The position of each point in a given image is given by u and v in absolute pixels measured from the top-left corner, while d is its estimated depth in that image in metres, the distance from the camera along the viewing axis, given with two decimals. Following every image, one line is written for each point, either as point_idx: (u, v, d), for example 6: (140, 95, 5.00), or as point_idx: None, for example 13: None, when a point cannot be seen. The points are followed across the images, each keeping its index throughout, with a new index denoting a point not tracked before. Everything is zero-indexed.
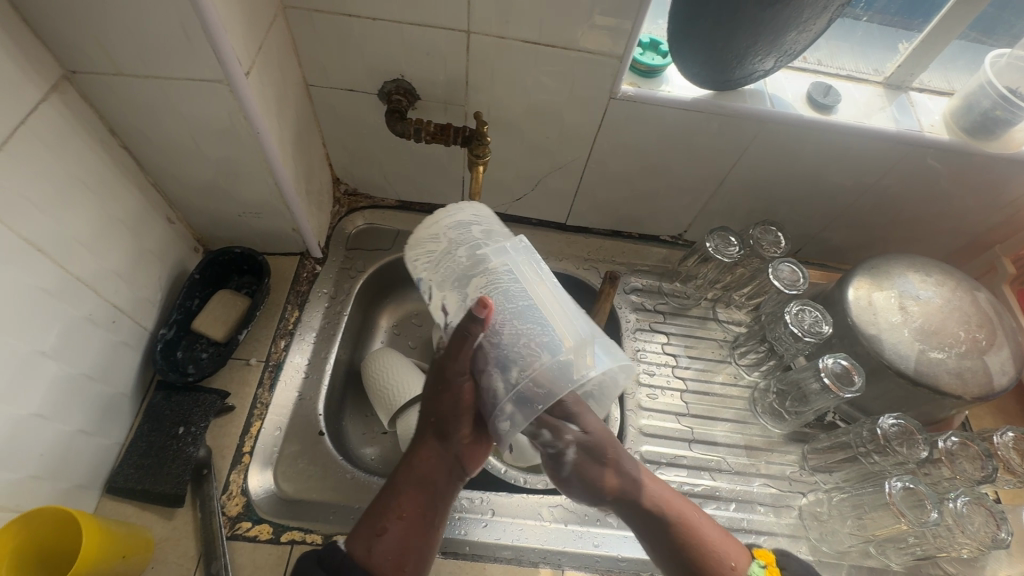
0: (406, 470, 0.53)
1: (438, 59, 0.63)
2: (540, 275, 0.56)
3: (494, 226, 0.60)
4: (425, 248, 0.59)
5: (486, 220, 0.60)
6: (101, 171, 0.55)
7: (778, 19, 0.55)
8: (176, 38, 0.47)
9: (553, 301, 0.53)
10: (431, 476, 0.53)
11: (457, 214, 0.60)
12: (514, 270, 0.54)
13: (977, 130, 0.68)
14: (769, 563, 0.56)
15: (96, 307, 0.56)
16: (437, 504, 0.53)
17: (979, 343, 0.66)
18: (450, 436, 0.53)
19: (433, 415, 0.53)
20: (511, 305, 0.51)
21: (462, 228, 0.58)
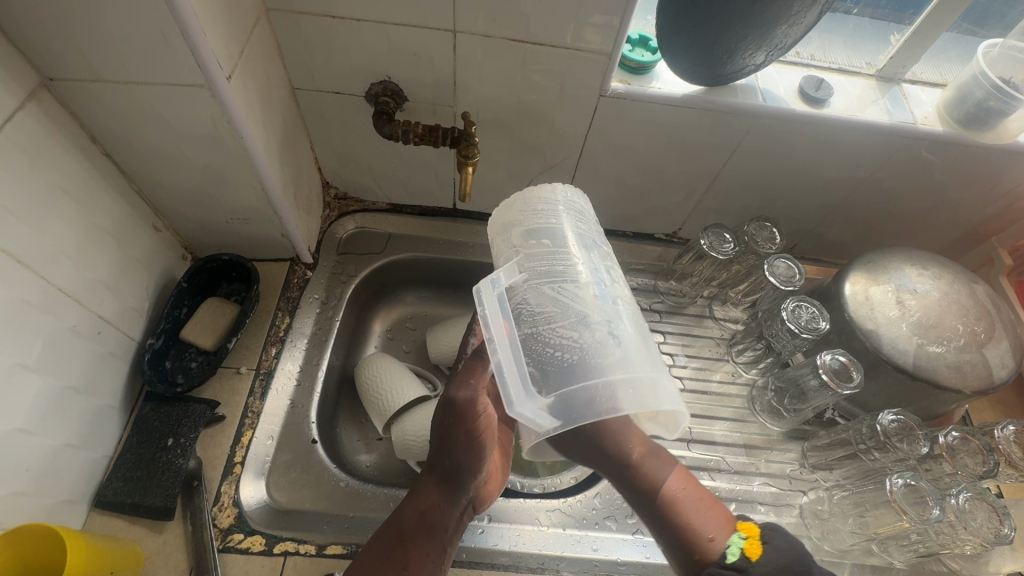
0: (414, 508, 0.53)
1: (425, 60, 0.63)
2: (618, 293, 0.49)
3: (590, 221, 0.55)
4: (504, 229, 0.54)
5: (583, 213, 0.55)
6: (84, 179, 0.54)
7: (767, 13, 0.54)
8: (155, 43, 0.46)
9: (618, 320, 0.46)
10: (444, 514, 0.53)
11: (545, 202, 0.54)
12: (587, 273, 0.48)
13: (970, 122, 0.67)
14: (751, 535, 0.51)
15: (81, 318, 0.55)
16: (442, 544, 0.52)
17: (978, 337, 0.66)
18: (461, 480, 0.54)
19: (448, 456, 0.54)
20: (559, 303, 0.45)
21: (558, 207, 0.53)
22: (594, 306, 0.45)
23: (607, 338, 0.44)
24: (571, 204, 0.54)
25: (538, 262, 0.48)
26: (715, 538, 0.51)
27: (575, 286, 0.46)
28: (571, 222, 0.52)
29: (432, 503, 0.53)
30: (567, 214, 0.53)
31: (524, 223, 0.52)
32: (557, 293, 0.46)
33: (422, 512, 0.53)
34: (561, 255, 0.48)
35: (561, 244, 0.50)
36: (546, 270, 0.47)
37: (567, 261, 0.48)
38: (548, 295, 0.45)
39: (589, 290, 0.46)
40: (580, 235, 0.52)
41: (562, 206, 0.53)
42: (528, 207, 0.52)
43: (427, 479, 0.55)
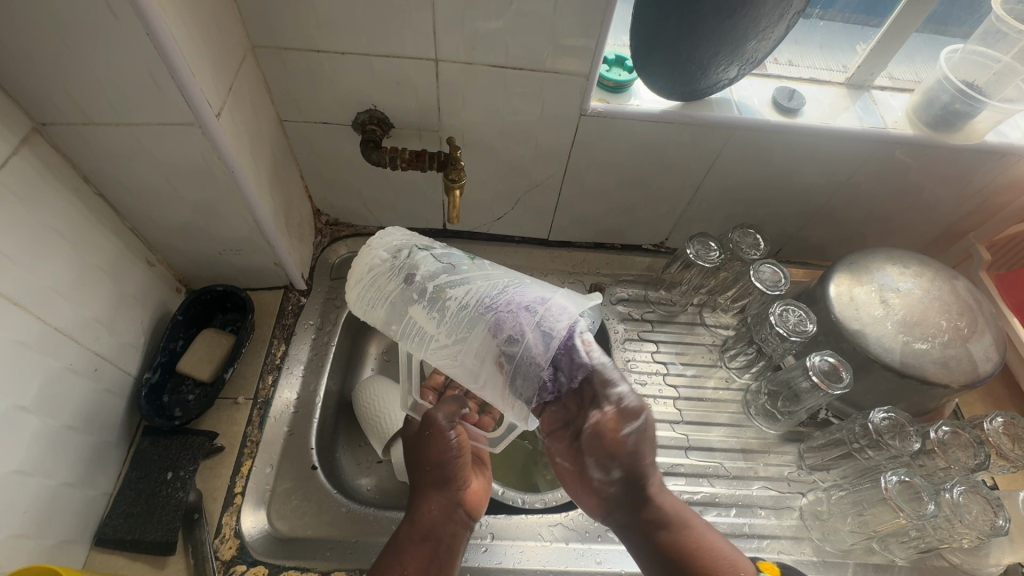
0: (410, 526, 0.54)
1: (409, 89, 0.64)
2: (490, 275, 0.52)
3: (414, 244, 0.54)
4: (372, 295, 0.51)
5: (407, 240, 0.54)
6: (76, 220, 0.55)
7: (737, 30, 0.57)
8: (146, 86, 0.47)
9: (517, 291, 0.50)
10: (438, 525, 0.54)
11: (382, 254, 0.52)
12: (453, 295, 0.49)
13: (939, 124, 0.70)
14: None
15: (77, 356, 0.55)
16: (443, 554, 0.53)
17: (961, 332, 0.67)
18: (448, 482, 0.57)
19: (428, 463, 0.57)
20: (482, 335, 0.47)
21: (382, 269, 0.52)
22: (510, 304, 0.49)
23: (535, 313, 0.48)
24: (397, 250, 0.53)
25: (441, 322, 0.48)
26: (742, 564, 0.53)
27: (468, 312, 0.48)
28: (403, 264, 0.51)
29: (428, 514, 0.55)
30: (396, 265, 0.51)
31: (393, 304, 0.50)
32: (466, 330, 0.47)
33: (419, 528, 0.54)
34: (447, 297, 0.49)
35: (410, 292, 0.50)
36: (432, 326, 0.48)
37: (434, 301, 0.49)
38: (494, 332, 0.47)
39: (482, 296, 0.49)
40: (428, 265, 0.51)
41: (385, 263, 0.52)
42: (381, 287, 0.51)
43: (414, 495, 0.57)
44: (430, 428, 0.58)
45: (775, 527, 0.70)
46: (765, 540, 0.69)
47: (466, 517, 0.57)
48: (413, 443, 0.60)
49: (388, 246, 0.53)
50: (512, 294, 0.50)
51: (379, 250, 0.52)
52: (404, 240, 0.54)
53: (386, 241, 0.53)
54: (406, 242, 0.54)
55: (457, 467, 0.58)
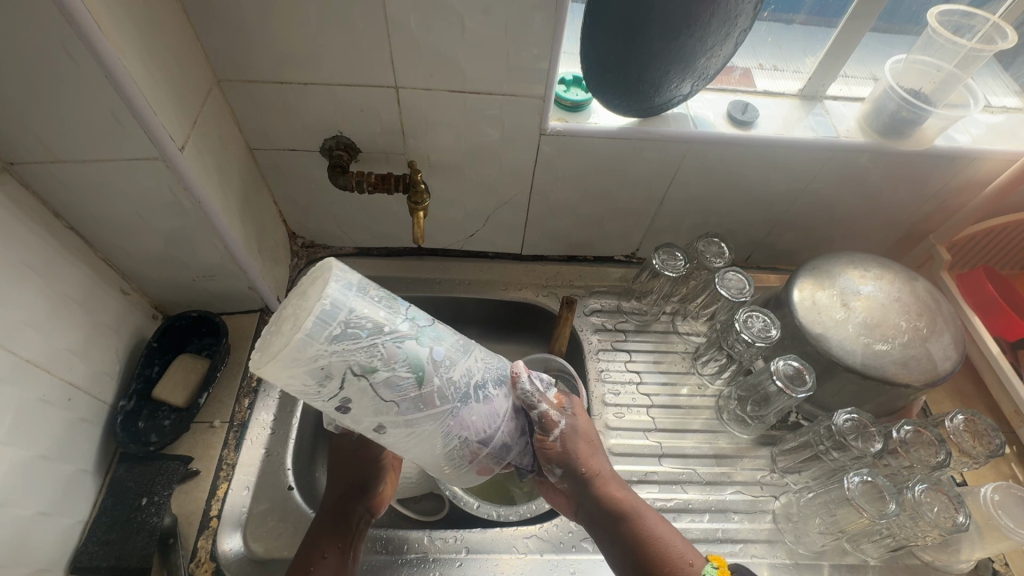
0: (324, 517, 0.57)
1: (373, 115, 0.67)
2: (446, 393, 0.46)
3: (349, 366, 0.41)
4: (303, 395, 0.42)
5: (340, 357, 0.40)
6: (48, 253, 0.56)
7: (684, 48, 0.59)
8: (108, 125, 0.49)
9: (461, 419, 0.48)
10: (350, 517, 0.57)
11: (322, 351, 0.40)
12: (391, 429, 0.46)
13: (889, 131, 0.72)
14: (721, 564, 0.52)
15: (51, 387, 0.56)
16: (353, 541, 0.56)
17: (921, 332, 0.69)
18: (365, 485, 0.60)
19: (353, 466, 0.61)
20: (418, 449, 0.49)
21: (322, 373, 0.40)
22: (453, 431, 0.48)
23: (473, 438, 0.50)
24: (328, 374, 0.41)
25: (380, 435, 0.47)
26: (693, 563, 0.51)
27: (408, 442, 0.47)
28: (336, 394, 0.42)
29: (336, 517, 0.57)
30: (327, 390, 0.42)
31: (330, 410, 0.44)
32: (405, 443, 0.48)
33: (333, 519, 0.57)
34: (392, 423, 0.45)
35: (353, 406, 0.43)
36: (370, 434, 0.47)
37: (377, 423, 0.45)
38: (430, 451, 0.49)
39: (430, 423, 0.46)
40: (378, 382, 0.42)
41: (312, 387, 0.41)
42: (317, 393, 0.42)
43: (332, 490, 0.60)
44: (362, 443, 0.61)
45: (748, 531, 0.71)
46: (740, 545, 0.70)
47: (371, 521, 0.60)
48: (346, 454, 0.61)
49: (315, 366, 0.40)
50: (461, 418, 0.48)
51: (303, 371, 0.40)
52: (352, 327, 0.40)
53: (312, 356, 0.39)
54: (343, 360, 0.40)
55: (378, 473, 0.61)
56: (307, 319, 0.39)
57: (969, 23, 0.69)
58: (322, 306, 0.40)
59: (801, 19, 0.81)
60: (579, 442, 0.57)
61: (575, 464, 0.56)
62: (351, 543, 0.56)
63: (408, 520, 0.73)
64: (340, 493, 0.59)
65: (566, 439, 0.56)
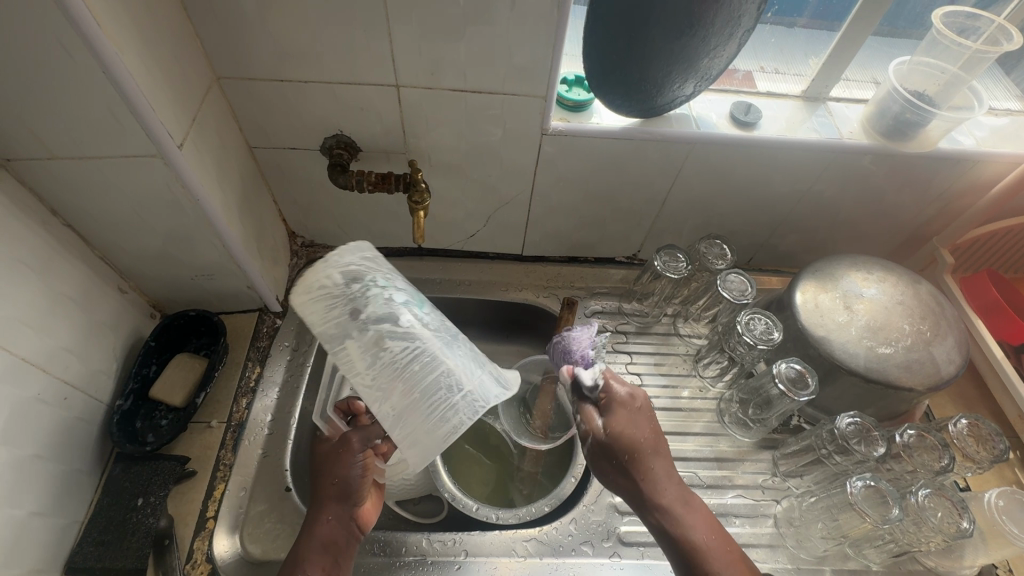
0: (307, 538, 0.55)
1: (374, 114, 0.66)
2: (437, 329, 0.52)
3: (368, 277, 0.51)
4: (326, 305, 0.49)
5: (362, 270, 0.51)
6: (45, 251, 0.56)
7: (687, 48, 0.59)
8: (106, 121, 0.49)
9: (445, 356, 0.50)
10: (335, 536, 0.55)
11: (349, 261, 0.51)
12: (388, 346, 0.48)
13: (892, 133, 0.72)
14: None
15: (46, 387, 0.56)
16: (340, 560, 0.55)
17: (924, 335, 0.68)
18: (348, 497, 0.57)
19: (335, 478, 0.57)
20: (405, 381, 0.47)
21: (345, 281, 0.50)
22: (441, 361, 0.49)
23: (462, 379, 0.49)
24: (332, 291, 0.49)
25: (373, 358, 0.47)
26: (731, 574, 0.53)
27: (387, 381, 0.47)
28: (336, 316, 0.48)
29: (325, 527, 0.55)
30: (327, 311, 0.49)
31: (340, 324, 0.48)
32: (392, 372, 0.47)
33: (317, 539, 0.54)
34: (391, 339, 0.48)
35: (361, 317, 0.48)
36: (363, 360, 0.47)
37: (376, 338, 0.48)
38: (415, 384, 0.47)
39: (420, 344, 0.49)
40: (388, 298, 0.50)
41: (315, 309, 0.49)
42: (338, 300, 0.49)
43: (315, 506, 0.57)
44: (342, 444, 0.58)
45: (750, 536, 0.70)
46: (742, 549, 0.69)
47: (359, 534, 0.58)
48: (327, 454, 0.59)
49: (324, 283, 0.50)
50: (445, 351, 0.50)
51: (314, 288, 0.49)
52: (373, 260, 0.54)
53: (329, 271, 0.50)
54: (345, 278, 0.50)
55: (361, 484, 0.58)
56: (347, 243, 0.53)
57: (974, 24, 0.69)
58: (357, 244, 0.54)
59: (802, 23, 0.80)
60: (631, 436, 0.59)
61: (625, 454, 0.58)
62: (337, 560, 0.55)
63: (407, 522, 0.73)
64: (323, 509, 0.56)
65: (620, 429, 0.59)
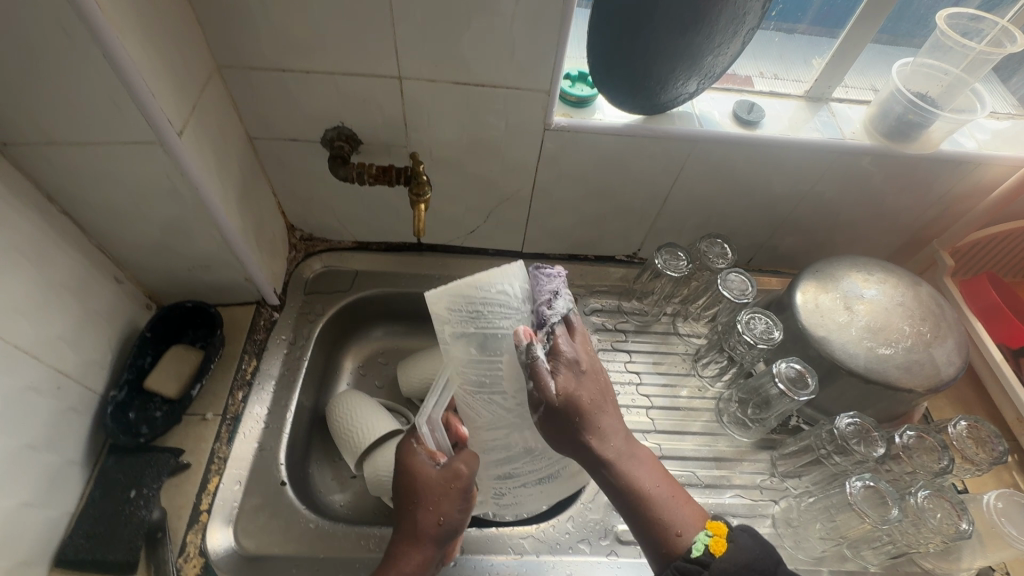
0: (395, 569, 0.54)
1: (375, 106, 0.66)
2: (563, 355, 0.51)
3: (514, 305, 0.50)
4: (473, 324, 0.49)
5: (509, 298, 0.50)
6: (40, 238, 0.55)
7: (692, 45, 0.58)
8: (104, 106, 0.48)
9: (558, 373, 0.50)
10: (421, 573, 0.54)
11: (503, 287, 0.49)
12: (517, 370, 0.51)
13: (894, 134, 0.72)
14: (718, 534, 0.51)
15: (40, 375, 0.55)
16: None
17: (924, 336, 0.68)
18: (446, 535, 0.56)
19: (439, 514, 0.55)
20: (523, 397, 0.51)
21: (499, 308, 0.49)
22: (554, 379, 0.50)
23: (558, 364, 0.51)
24: (484, 307, 0.49)
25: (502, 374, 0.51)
26: (679, 532, 0.52)
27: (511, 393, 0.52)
28: (465, 325, 0.49)
29: (417, 565, 0.54)
30: (465, 317, 0.49)
31: (482, 343, 0.50)
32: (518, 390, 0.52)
33: (405, 573, 0.54)
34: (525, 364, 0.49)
35: (505, 342, 0.49)
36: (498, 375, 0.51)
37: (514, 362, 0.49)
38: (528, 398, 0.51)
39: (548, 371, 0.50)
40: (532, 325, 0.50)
41: (451, 312, 0.49)
42: (485, 323, 0.49)
43: (411, 538, 0.55)
44: (455, 478, 0.55)
45: None
46: None
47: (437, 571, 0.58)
48: (433, 485, 0.55)
49: (474, 298, 0.49)
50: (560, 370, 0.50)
51: (464, 296, 0.49)
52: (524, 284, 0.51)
53: (483, 294, 0.49)
54: (504, 301, 0.49)
55: (459, 525, 0.57)
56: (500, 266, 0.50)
57: (977, 26, 0.69)
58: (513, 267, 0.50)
59: (803, 29, 0.80)
60: (580, 391, 0.51)
61: (574, 413, 0.51)
62: None
63: None
64: (420, 544, 0.55)
65: (567, 385, 0.50)
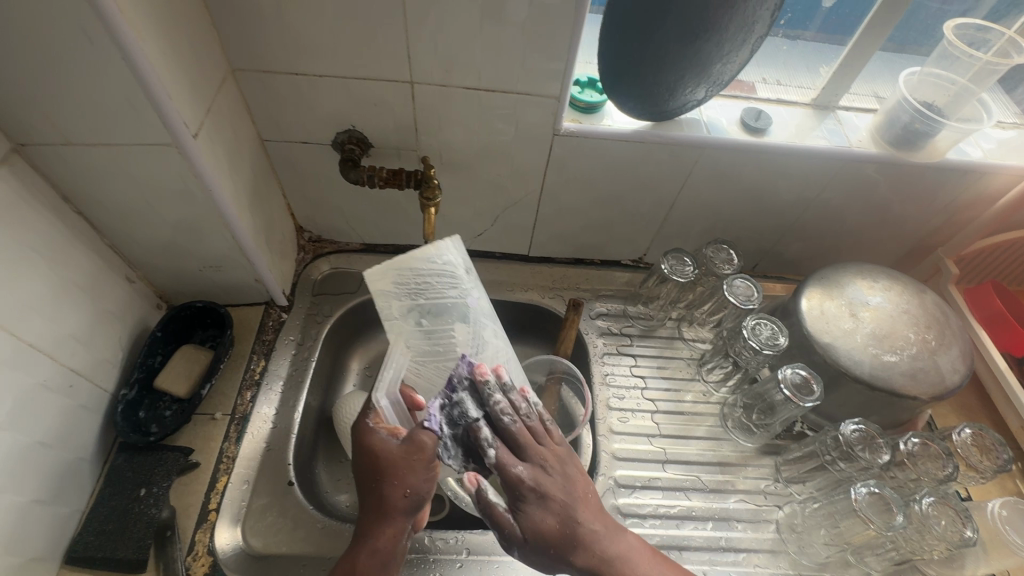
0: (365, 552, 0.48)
1: (386, 110, 0.66)
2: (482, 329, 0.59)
3: (448, 281, 0.57)
4: (410, 295, 0.56)
5: (444, 272, 0.56)
6: (55, 237, 0.56)
7: (701, 53, 0.59)
8: (122, 108, 0.49)
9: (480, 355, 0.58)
10: (392, 553, 0.49)
11: (440, 261, 0.56)
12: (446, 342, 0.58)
13: (900, 143, 0.72)
14: None
15: (53, 373, 0.56)
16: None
17: (929, 344, 0.68)
18: (418, 508, 0.50)
19: (406, 486, 0.49)
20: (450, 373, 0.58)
21: (436, 279, 0.56)
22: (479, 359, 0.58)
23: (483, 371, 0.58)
24: (428, 278, 0.56)
25: (430, 343, 0.57)
26: None
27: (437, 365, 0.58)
28: (410, 298, 0.56)
29: (386, 542, 0.49)
30: (411, 290, 0.56)
31: (415, 314, 0.57)
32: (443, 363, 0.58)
33: (376, 554, 0.48)
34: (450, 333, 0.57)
35: (435, 315, 0.57)
36: (424, 346, 0.58)
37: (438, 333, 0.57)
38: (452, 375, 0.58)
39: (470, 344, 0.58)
40: (460, 297, 0.57)
41: (396, 286, 0.56)
42: (421, 295, 0.56)
43: (377, 516, 0.49)
44: (418, 445, 0.50)
45: (752, 541, 0.70)
46: (743, 554, 0.69)
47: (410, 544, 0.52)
48: (395, 457, 0.49)
49: (416, 272, 0.56)
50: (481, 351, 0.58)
51: (408, 271, 0.56)
52: (457, 259, 0.58)
53: (421, 268, 0.56)
54: (438, 273, 0.56)
55: (430, 494, 0.51)
56: (441, 241, 0.57)
57: (984, 37, 0.70)
58: (450, 243, 0.57)
59: (809, 36, 0.81)
60: (547, 520, 0.48)
61: (548, 541, 0.47)
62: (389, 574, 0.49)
63: None
64: (387, 521, 0.49)
65: (533, 515, 0.48)
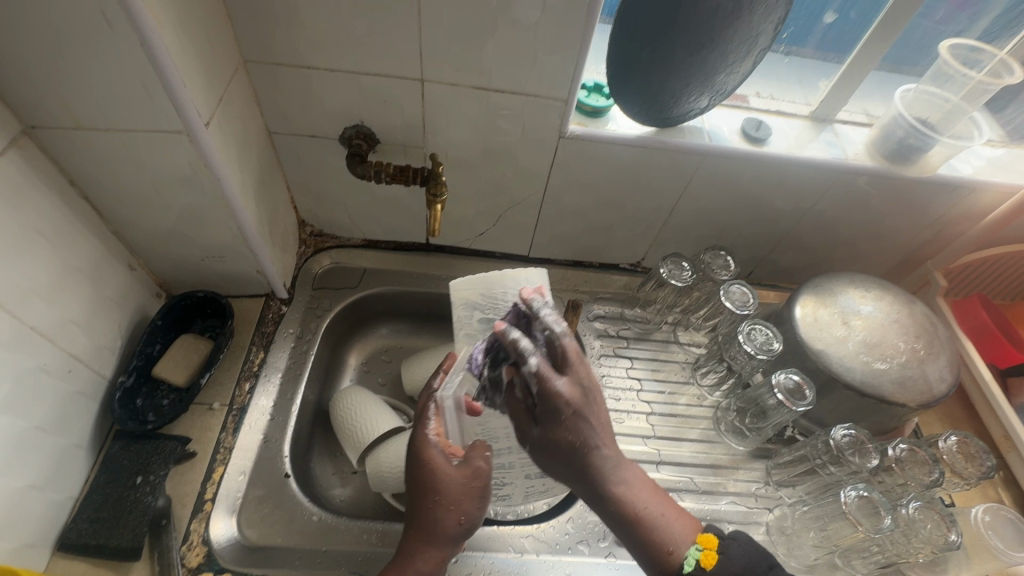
0: (408, 563, 0.52)
1: (395, 107, 0.67)
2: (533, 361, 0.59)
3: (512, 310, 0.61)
4: (483, 309, 0.64)
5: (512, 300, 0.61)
6: (60, 221, 0.55)
7: (706, 62, 0.60)
8: (137, 95, 0.49)
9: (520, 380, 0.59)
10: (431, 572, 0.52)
11: (517, 288, 0.63)
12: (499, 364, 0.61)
13: (896, 156, 0.74)
14: (709, 547, 0.52)
15: (52, 357, 0.55)
16: None
17: (918, 353, 0.70)
18: (461, 534, 0.54)
19: (458, 511, 0.54)
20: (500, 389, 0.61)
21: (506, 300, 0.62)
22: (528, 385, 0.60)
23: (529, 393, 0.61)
24: (500, 295, 0.63)
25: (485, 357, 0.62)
26: (673, 552, 0.53)
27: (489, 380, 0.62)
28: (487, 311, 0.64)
29: (431, 564, 0.52)
30: (486, 305, 0.64)
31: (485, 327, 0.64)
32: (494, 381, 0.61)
33: (416, 567, 0.52)
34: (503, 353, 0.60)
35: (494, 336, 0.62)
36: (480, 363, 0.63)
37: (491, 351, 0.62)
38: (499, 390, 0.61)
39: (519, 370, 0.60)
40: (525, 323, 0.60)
41: (480, 297, 0.63)
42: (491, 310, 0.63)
43: (427, 533, 0.53)
44: (475, 476, 0.55)
45: None
46: None
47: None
48: (452, 482, 0.54)
49: (503, 289, 0.63)
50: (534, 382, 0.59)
51: (491, 286, 0.63)
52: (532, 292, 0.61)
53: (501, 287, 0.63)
54: (521, 296, 0.62)
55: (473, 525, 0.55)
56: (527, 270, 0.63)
57: (977, 56, 0.72)
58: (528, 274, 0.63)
59: (806, 53, 0.82)
60: (571, 434, 0.54)
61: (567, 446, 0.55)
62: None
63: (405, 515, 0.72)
64: (434, 541, 0.53)
65: (557, 427, 0.55)
